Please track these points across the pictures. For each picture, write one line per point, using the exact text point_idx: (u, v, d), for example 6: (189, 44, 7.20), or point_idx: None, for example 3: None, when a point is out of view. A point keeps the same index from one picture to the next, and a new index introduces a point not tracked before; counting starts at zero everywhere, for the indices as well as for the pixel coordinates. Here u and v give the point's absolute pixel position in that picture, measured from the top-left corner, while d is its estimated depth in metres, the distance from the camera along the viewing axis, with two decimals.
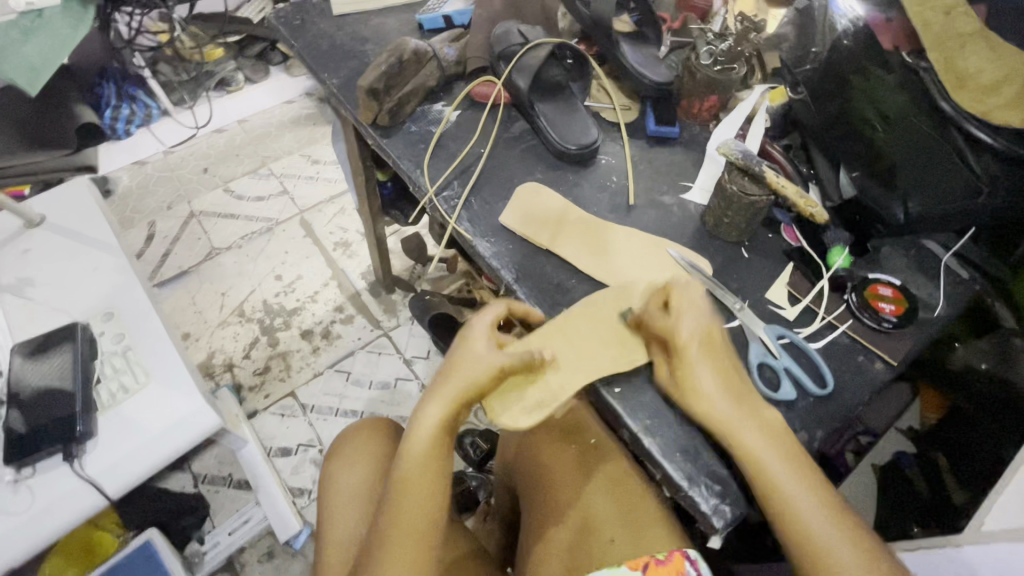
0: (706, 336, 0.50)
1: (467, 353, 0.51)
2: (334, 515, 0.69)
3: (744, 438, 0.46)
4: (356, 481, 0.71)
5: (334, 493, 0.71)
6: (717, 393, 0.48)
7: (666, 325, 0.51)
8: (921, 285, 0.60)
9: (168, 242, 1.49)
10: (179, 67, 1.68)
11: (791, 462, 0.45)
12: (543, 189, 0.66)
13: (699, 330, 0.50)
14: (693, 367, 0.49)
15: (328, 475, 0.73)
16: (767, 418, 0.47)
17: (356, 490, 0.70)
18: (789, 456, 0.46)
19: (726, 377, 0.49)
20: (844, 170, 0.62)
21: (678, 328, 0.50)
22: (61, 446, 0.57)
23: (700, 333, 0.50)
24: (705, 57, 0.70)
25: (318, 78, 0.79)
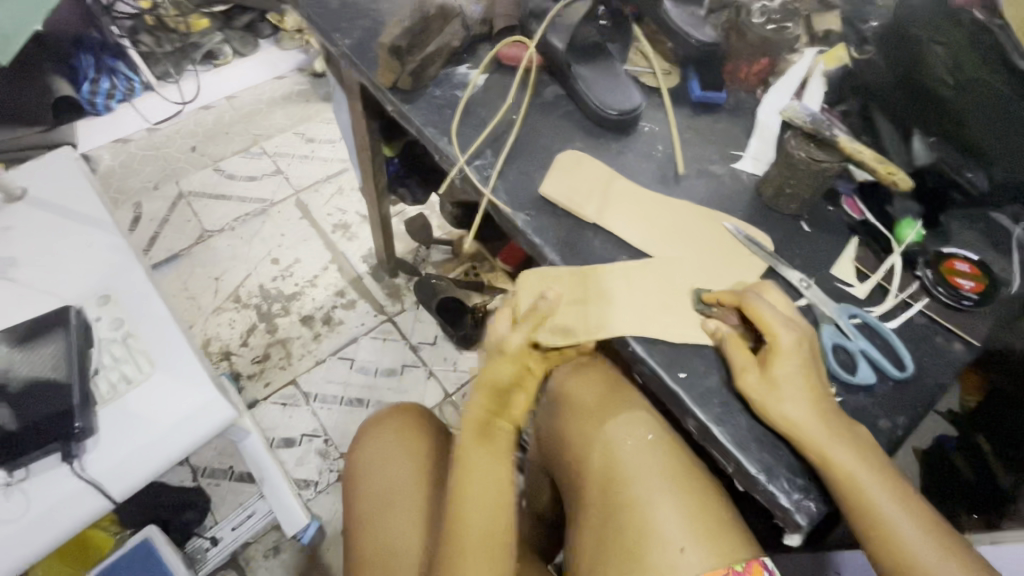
0: (803, 343, 0.47)
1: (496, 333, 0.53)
2: (368, 515, 0.67)
3: (836, 458, 0.43)
4: (388, 480, 0.68)
5: (365, 495, 0.68)
6: (801, 398, 0.45)
7: (769, 327, 0.47)
8: (993, 260, 0.56)
9: (156, 224, 1.40)
10: (162, 37, 1.53)
11: (863, 454, 0.44)
12: (585, 159, 0.61)
13: (797, 338, 0.47)
14: (793, 371, 0.46)
15: (355, 474, 0.71)
16: (834, 413, 0.45)
17: (389, 490, 0.68)
18: (859, 447, 0.44)
19: (812, 385, 0.46)
20: (918, 135, 0.58)
21: (778, 332, 0.47)
22: (59, 445, 0.51)
23: (799, 340, 0.47)
24: (757, 16, 0.65)
25: (327, 38, 0.72)
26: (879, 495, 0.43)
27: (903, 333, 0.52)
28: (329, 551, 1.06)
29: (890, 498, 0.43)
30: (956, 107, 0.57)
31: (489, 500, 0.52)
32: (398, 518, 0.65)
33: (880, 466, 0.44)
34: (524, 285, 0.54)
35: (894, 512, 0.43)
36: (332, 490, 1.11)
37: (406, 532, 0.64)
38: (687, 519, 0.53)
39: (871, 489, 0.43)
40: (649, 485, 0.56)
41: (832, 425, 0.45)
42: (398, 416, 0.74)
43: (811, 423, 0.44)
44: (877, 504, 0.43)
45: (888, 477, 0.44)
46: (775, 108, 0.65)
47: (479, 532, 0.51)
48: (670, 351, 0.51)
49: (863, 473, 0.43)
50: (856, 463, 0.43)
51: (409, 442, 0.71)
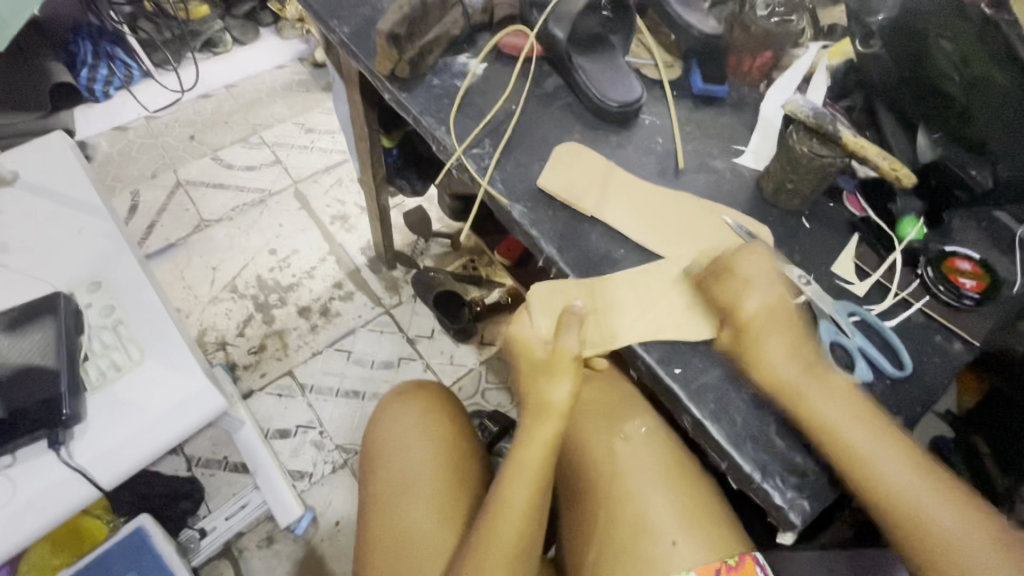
0: (773, 310, 0.48)
1: (523, 333, 0.52)
2: (382, 498, 0.67)
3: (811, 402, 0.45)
4: (411, 461, 0.68)
5: (381, 476, 0.68)
6: (783, 360, 0.47)
7: (733, 296, 0.49)
8: (994, 260, 0.56)
9: (154, 212, 1.39)
10: (161, 24, 1.53)
11: (853, 408, 0.45)
12: (582, 151, 0.60)
13: (766, 304, 0.48)
14: (759, 340, 0.47)
15: (376, 454, 0.70)
16: (821, 369, 0.47)
17: (407, 474, 0.67)
18: (847, 403, 0.45)
19: (793, 350, 0.47)
20: (923, 131, 0.58)
21: (743, 303, 0.48)
22: (46, 432, 0.51)
23: (766, 308, 0.48)
24: (762, 8, 0.65)
25: (324, 24, 0.71)
26: (869, 449, 0.43)
27: (903, 332, 0.52)
28: (324, 543, 1.06)
29: (883, 451, 0.43)
30: (960, 106, 0.55)
31: (527, 498, 0.52)
32: (415, 504, 0.65)
33: (871, 422, 0.44)
34: (534, 296, 0.52)
35: (889, 467, 0.43)
36: (327, 481, 1.11)
37: (422, 519, 0.64)
38: (683, 516, 0.54)
39: (859, 443, 0.43)
40: (645, 482, 0.56)
41: (820, 384, 0.46)
42: (426, 399, 0.73)
43: (789, 379, 0.46)
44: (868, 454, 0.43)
45: (885, 434, 0.44)
46: (776, 104, 0.65)
47: (514, 527, 0.52)
48: (667, 348, 0.50)
49: (849, 423, 0.44)
50: (840, 414, 0.44)
51: (435, 427, 0.70)
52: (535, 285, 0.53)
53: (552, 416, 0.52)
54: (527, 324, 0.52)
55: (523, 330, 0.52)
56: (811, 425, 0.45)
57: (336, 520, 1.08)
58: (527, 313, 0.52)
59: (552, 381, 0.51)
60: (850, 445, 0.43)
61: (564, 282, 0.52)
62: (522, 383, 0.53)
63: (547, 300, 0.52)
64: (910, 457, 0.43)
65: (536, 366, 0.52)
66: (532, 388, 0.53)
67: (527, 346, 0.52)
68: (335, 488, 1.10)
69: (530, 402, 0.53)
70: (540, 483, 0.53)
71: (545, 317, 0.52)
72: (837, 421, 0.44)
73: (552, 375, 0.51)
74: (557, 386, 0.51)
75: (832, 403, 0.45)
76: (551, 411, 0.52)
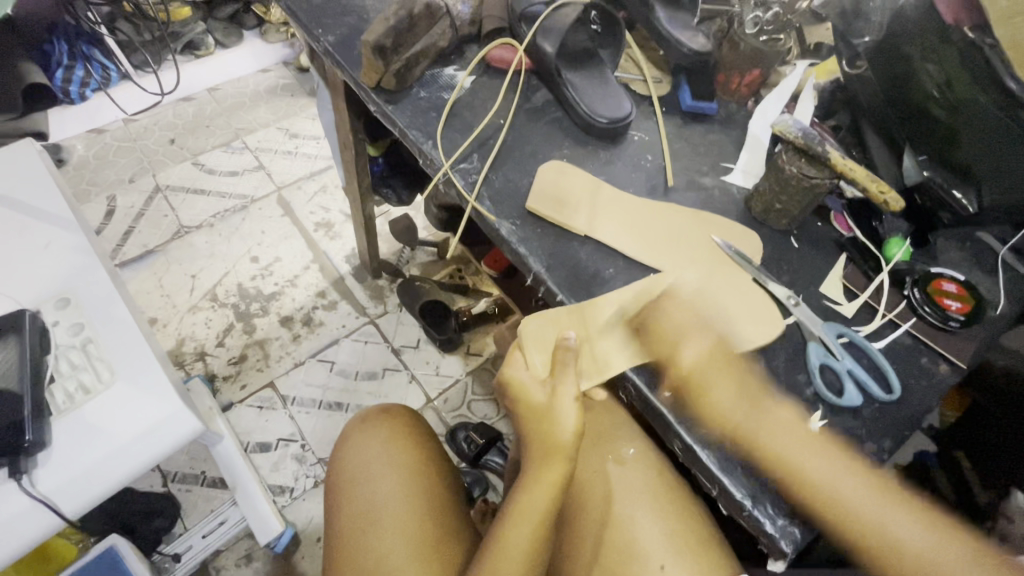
0: (729, 325, 0.50)
1: (516, 371, 0.53)
2: (351, 535, 0.64)
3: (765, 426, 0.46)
4: (383, 495, 0.66)
5: (347, 509, 0.66)
6: (734, 374, 0.48)
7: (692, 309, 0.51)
8: (977, 281, 0.57)
9: (131, 218, 1.35)
10: (140, 26, 1.49)
11: (807, 422, 0.46)
12: (568, 168, 0.59)
13: (720, 318, 0.50)
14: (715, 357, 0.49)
15: (345, 486, 0.69)
16: (767, 383, 0.49)
17: (375, 506, 0.66)
18: (797, 412, 0.47)
19: (746, 367, 0.49)
20: (909, 153, 0.59)
21: (700, 317, 0.50)
22: (7, 460, 0.48)
23: (721, 323, 0.50)
24: (750, 27, 0.65)
25: (308, 33, 0.69)
26: (824, 466, 0.44)
27: (890, 354, 0.52)
28: (304, 560, 1.03)
29: (842, 467, 0.44)
30: (946, 126, 0.55)
31: (530, 539, 0.51)
32: (387, 537, 0.63)
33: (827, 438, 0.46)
34: (526, 333, 0.53)
35: (843, 481, 0.44)
36: (308, 496, 1.08)
37: (395, 551, 0.62)
38: (673, 540, 0.53)
39: (820, 460, 0.44)
40: (635, 505, 0.55)
41: (771, 396, 0.48)
42: (390, 427, 0.73)
43: (738, 399, 0.47)
44: (830, 474, 0.44)
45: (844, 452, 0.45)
46: (765, 122, 0.65)
47: (515, 566, 0.50)
48: (654, 370, 0.50)
49: (803, 440, 0.45)
50: (790, 426, 0.46)
51: (398, 456, 0.70)
52: (525, 320, 0.53)
53: (560, 458, 0.51)
54: (523, 363, 0.53)
55: (519, 372, 0.53)
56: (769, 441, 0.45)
57: (318, 536, 1.05)
58: (523, 353, 0.53)
59: (560, 416, 0.50)
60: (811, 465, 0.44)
61: (554, 314, 0.52)
62: (529, 429, 0.52)
63: (538, 334, 0.52)
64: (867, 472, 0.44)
65: (539, 408, 0.51)
66: (531, 430, 0.52)
67: (526, 387, 0.52)
68: (316, 503, 1.07)
69: (539, 445, 0.51)
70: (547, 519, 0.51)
71: (539, 353, 0.52)
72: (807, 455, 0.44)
73: (558, 412, 0.51)
74: (565, 423, 0.50)
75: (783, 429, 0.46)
76: (558, 455, 0.51)
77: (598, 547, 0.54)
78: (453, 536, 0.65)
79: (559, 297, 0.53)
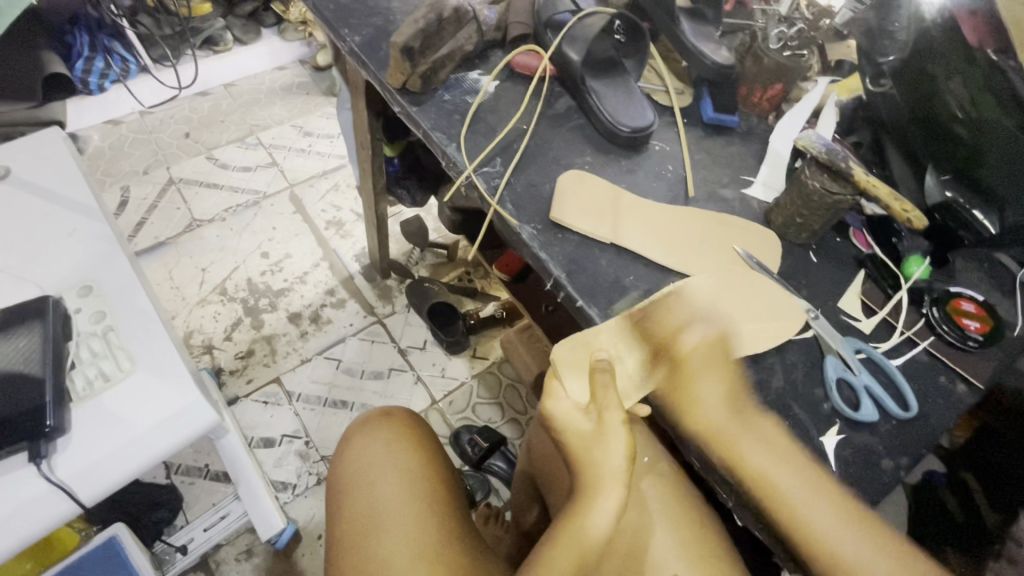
0: (711, 350, 0.50)
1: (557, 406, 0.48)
2: (356, 537, 0.64)
3: (740, 449, 0.46)
4: (389, 499, 0.66)
5: (351, 514, 0.66)
6: (714, 397, 0.48)
7: (673, 331, 0.50)
8: (996, 301, 0.57)
9: (144, 209, 1.36)
10: (162, 20, 1.45)
11: (788, 459, 0.45)
12: (588, 176, 0.59)
13: (703, 341, 0.50)
14: (693, 378, 0.49)
15: (350, 489, 0.68)
16: (748, 415, 0.48)
17: (381, 509, 0.65)
18: (776, 447, 0.46)
19: (727, 391, 0.49)
20: (932, 173, 0.59)
21: (683, 337, 0.50)
22: (27, 443, 0.48)
23: (703, 345, 0.50)
24: (774, 41, 0.66)
25: (335, 33, 0.70)
26: (802, 503, 0.43)
27: (907, 371, 0.53)
28: (304, 557, 1.02)
29: (826, 513, 0.43)
30: (968, 146, 0.57)
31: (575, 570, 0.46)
32: (390, 542, 0.63)
33: (807, 472, 0.45)
34: (559, 361, 0.49)
35: (816, 512, 0.43)
36: (311, 493, 1.08)
37: (402, 556, 0.62)
38: (686, 551, 0.53)
39: (798, 496, 0.43)
40: (652, 515, 0.55)
41: (749, 428, 0.47)
42: (393, 430, 0.73)
43: (721, 425, 0.47)
44: (808, 515, 0.43)
45: (819, 487, 0.44)
46: (786, 136, 0.65)
47: None
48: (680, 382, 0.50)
49: (779, 470, 0.45)
50: (774, 465, 0.45)
51: (403, 460, 0.70)
52: (559, 345, 0.49)
53: (612, 486, 0.47)
54: (562, 392, 0.49)
55: (561, 404, 0.49)
56: (744, 473, 0.45)
57: (318, 534, 1.05)
58: (560, 381, 0.49)
59: (609, 447, 0.47)
60: (787, 501, 0.43)
61: (584, 335, 0.49)
62: (569, 459, 0.48)
63: (573, 360, 0.49)
64: (845, 509, 0.43)
65: (584, 438, 0.48)
66: (570, 456, 0.48)
67: (569, 419, 0.48)
68: (318, 500, 1.07)
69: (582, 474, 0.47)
70: (583, 561, 0.45)
71: (578, 379, 0.49)
72: (785, 487, 0.44)
73: (607, 441, 0.48)
74: (615, 452, 0.48)
75: (762, 450, 0.46)
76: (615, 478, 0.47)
77: (624, 563, 0.53)
78: (459, 538, 0.65)
79: (579, 303, 0.53)
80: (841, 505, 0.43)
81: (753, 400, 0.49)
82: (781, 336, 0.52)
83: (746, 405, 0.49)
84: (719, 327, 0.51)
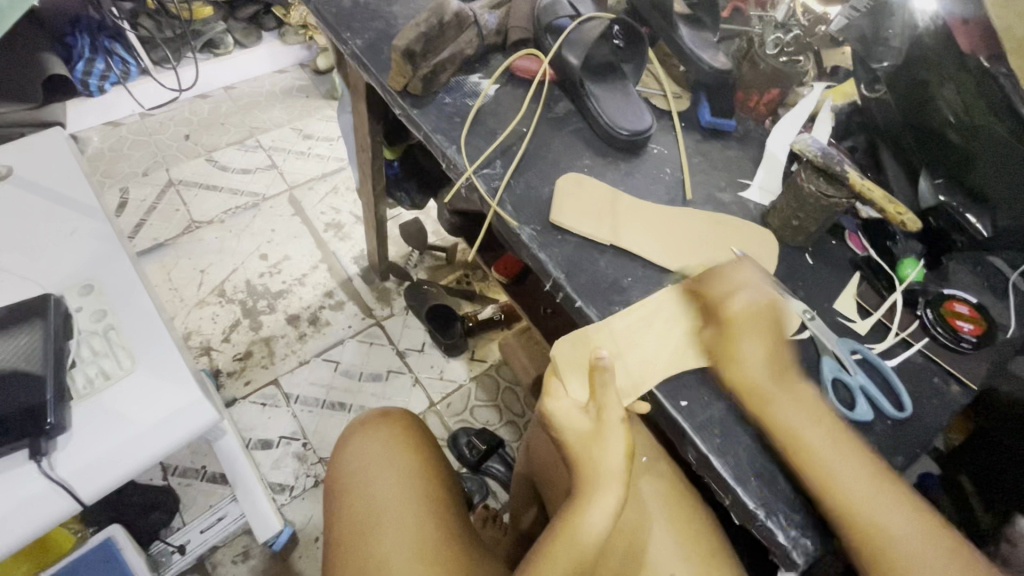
0: (761, 313, 0.49)
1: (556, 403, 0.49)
2: (354, 537, 0.64)
3: (778, 413, 0.46)
4: (387, 498, 0.66)
5: (350, 513, 0.66)
6: (757, 359, 0.48)
7: (721, 298, 0.50)
8: (989, 304, 0.58)
9: (143, 211, 1.36)
10: (163, 23, 1.48)
11: (822, 418, 0.45)
12: (586, 179, 0.60)
13: (754, 304, 0.49)
14: (738, 342, 0.49)
15: (348, 488, 0.69)
16: (792, 378, 0.47)
17: (379, 508, 0.66)
18: (813, 410, 0.46)
19: (773, 352, 0.48)
20: (925, 176, 0.60)
21: (730, 302, 0.50)
22: (27, 441, 0.48)
23: (753, 309, 0.49)
24: (771, 47, 0.67)
25: (337, 36, 0.71)
26: (836, 465, 0.43)
27: (902, 372, 0.53)
28: (301, 559, 1.02)
29: (862, 480, 0.43)
30: (961, 151, 0.57)
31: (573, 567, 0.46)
32: (388, 542, 0.63)
33: (840, 434, 0.45)
34: (559, 359, 0.50)
35: (850, 476, 0.43)
36: (308, 495, 1.08)
37: (399, 555, 0.62)
38: (685, 551, 0.53)
39: (829, 455, 0.44)
40: (650, 514, 0.55)
41: (790, 392, 0.47)
42: (390, 430, 0.73)
43: (762, 382, 0.47)
44: (839, 477, 0.43)
45: (859, 455, 0.44)
46: (782, 141, 0.66)
47: None
48: (680, 381, 0.50)
49: (814, 431, 0.45)
50: (806, 422, 0.45)
51: (401, 459, 0.70)
52: (557, 345, 0.51)
53: (609, 485, 0.47)
54: (562, 390, 0.50)
55: (560, 402, 0.49)
56: (777, 429, 0.45)
57: (316, 536, 1.04)
58: (560, 379, 0.50)
59: (606, 445, 0.48)
60: (818, 460, 0.43)
61: (583, 333, 0.51)
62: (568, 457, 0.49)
63: (572, 358, 0.50)
64: (877, 477, 0.43)
65: (583, 436, 0.48)
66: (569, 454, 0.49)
67: (569, 418, 0.48)
68: (316, 503, 1.07)
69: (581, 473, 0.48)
70: (580, 564, 0.46)
71: (576, 377, 0.50)
72: (821, 450, 0.44)
73: (606, 439, 0.48)
74: (614, 451, 0.48)
75: (798, 410, 0.46)
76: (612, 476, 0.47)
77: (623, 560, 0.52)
78: (456, 537, 0.65)
79: (578, 303, 0.53)
80: (877, 474, 0.43)
81: (796, 367, 0.48)
82: (776, 338, 0.53)
83: (793, 369, 0.48)
84: (769, 294, 0.50)
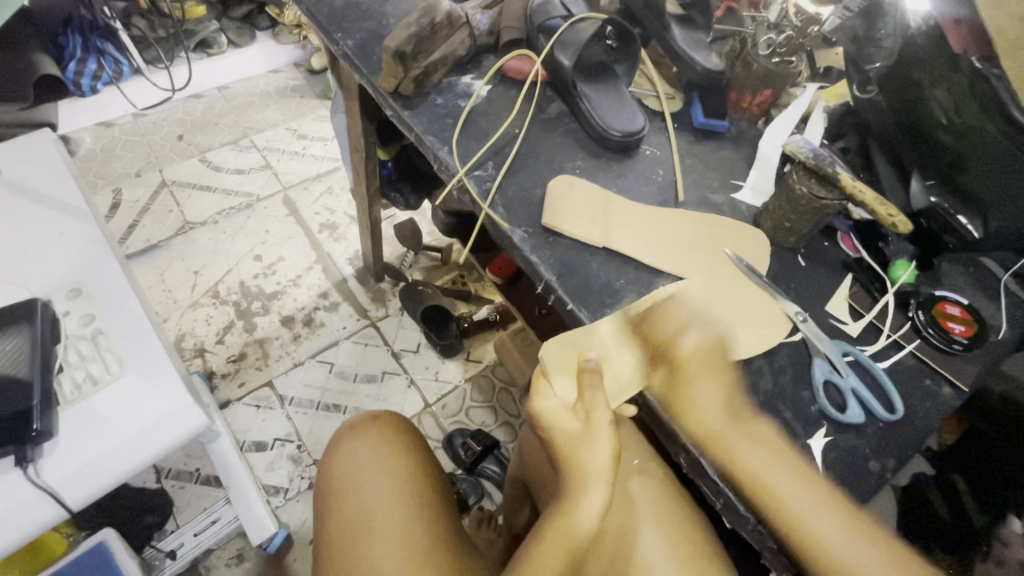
0: (709, 352, 0.49)
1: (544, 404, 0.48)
2: (342, 541, 0.64)
3: (738, 454, 0.45)
4: (377, 501, 0.66)
5: (339, 518, 0.66)
6: (709, 402, 0.47)
7: (669, 336, 0.50)
8: (981, 305, 0.58)
9: (136, 211, 1.36)
10: (155, 22, 1.46)
11: (782, 458, 0.45)
12: (578, 181, 0.60)
13: (700, 346, 0.49)
14: (690, 386, 0.48)
15: (338, 491, 0.68)
16: (748, 423, 0.47)
17: (369, 511, 0.65)
18: (769, 448, 0.46)
19: (723, 396, 0.48)
20: (918, 178, 0.60)
21: (680, 341, 0.50)
22: (13, 448, 0.48)
23: (701, 351, 0.49)
24: (763, 48, 0.66)
25: (328, 36, 0.70)
26: (800, 502, 0.43)
27: (894, 373, 0.53)
28: (296, 562, 1.02)
29: (823, 514, 0.42)
30: (953, 152, 0.57)
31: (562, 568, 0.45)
32: (378, 545, 0.62)
33: (794, 467, 0.45)
34: (548, 360, 0.50)
35: (811, 516, 0.42)
36: (303, 497, 1.07)
37: (389, 558, 0.61)
38: (675, 554, 0.53)
39: (789, 493, 0.43)
40: (641, 516, 0.55)
41: (745, 432, 0.46)
42: (381, 433, 0.73)
43: (718, 428, 0.47)
44: (805, 518, 0.42)
45: (815, 488, 0.44)
46: (775, 142, 0.66)
47: None
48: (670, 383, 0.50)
49: (774, 471, 0.44)
50: (770, 464, 0.44)
51: (391, 462, 0.70)
52: (546, 345, 0.50)
53: (596, 484, 0.46)
54: (550, 391, 0.49)
55: (548, 403, 0.49)
56: (739, 473, 0.44)
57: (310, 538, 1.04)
58: (548, 380, 0.50)
59: (594, 447, 0.47)
60: (776, 496, 0.43)
61: (573, 335, 0.50)
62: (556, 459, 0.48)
63: (561, 359, 0.50)
64: (839, 511, 0.43)
65: (570, 437, 0.48)
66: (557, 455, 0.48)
67: (559, 418, 0.48)
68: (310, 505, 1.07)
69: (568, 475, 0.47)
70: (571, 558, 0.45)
71: (565, 379, 0.49)
72: (790, 496, 0.43)
73: (594, 441, 0.48)
74: (601, 452, 0.47)
75: (758, 453, 0.45)
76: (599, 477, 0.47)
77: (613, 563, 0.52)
78: (446, 541, 0.65)
79: (569, 306, 0.53)
80: (848, 518, 0.42)
81: (747, 404, 0.48)
82: (769, 342, 0.53)
83: (746, 413, 0.48)
84: (712, 330, 0.50)
